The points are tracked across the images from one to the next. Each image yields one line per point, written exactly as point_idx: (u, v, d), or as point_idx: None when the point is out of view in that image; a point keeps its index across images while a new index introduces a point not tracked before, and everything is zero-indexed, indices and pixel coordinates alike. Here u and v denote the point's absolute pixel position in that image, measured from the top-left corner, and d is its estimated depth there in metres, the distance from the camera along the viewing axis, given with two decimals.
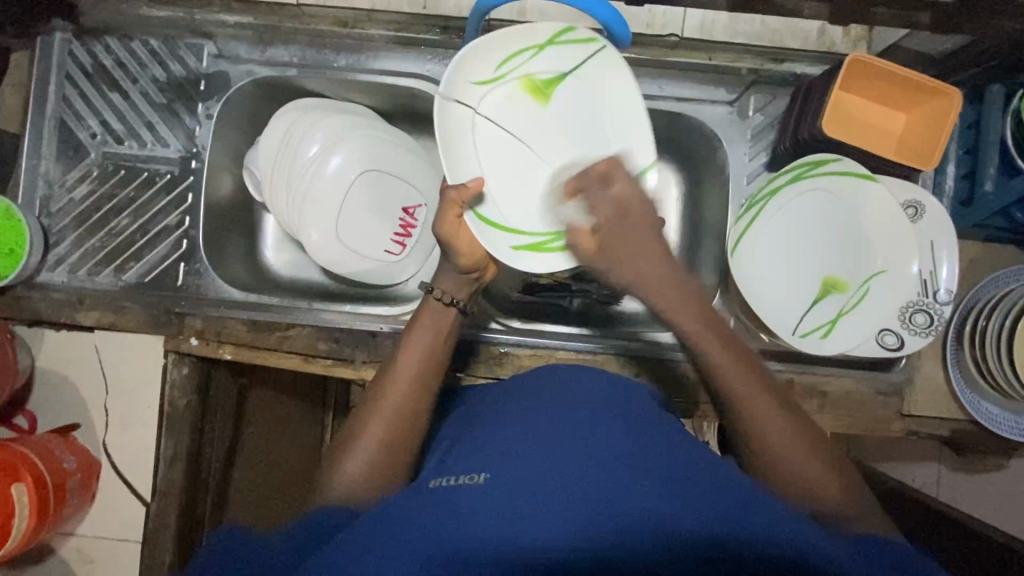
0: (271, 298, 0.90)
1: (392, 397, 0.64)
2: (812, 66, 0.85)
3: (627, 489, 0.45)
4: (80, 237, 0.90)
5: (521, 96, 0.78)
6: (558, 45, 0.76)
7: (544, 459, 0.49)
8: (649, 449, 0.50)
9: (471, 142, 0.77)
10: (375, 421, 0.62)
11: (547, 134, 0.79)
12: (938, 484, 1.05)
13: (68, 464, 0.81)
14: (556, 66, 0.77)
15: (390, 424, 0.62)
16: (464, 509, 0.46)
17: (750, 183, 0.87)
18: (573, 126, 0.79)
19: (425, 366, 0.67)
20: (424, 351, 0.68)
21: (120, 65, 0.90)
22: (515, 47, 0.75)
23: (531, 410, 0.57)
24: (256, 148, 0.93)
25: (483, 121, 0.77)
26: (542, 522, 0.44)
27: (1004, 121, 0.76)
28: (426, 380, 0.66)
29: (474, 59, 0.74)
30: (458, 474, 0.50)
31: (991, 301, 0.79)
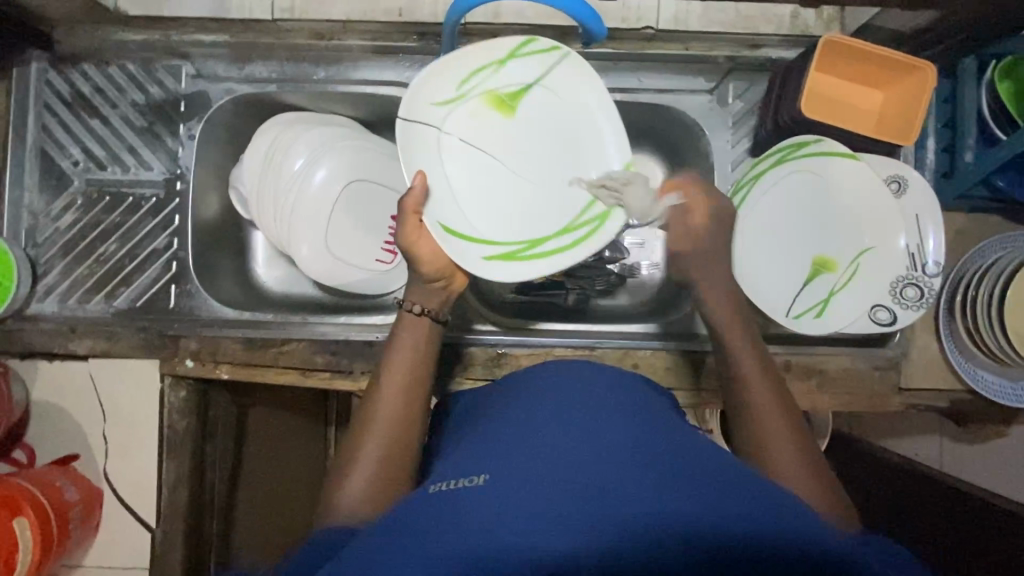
0: (264, 314, 0.90)
1: (384, 410, 0.64)
2: (788, 50, 0.85)
3: (629, 483, 0.45)
4: (68, 266, 0.90)
5: (485, 111, 0.80)
6: (519, 59, 0.79)
7: (546, 457, 0.49)
8: (645, 445, 0.49)
9: (429, 157, 0.78)
10: (372, 437, 0.62)
11: (509, 143, 0.81)
12: (942, 456, 1.06)
13: (69, 495, 0.80)
14: (516, 79, 0.80)
15: (387, 439, 0.62)
16: (466, 508, 0.46)
17: (735, 170, 0.88)
18: (540, 131, 0.81)
19: (411, 381, 0.67)
20: (408, 364, 0.68)
21: (99, 92, 0.90)
22: (473, 66, 0.78)
23: (530, 409, 0.57)
24: (241, 166, 0.93)
25: (449, 139, 0.79)
26: (544, 519, 0.43)
27: (980, 91, 0.77)
28: (413, 394, 0.66)
29: (434, 80, 0.76)
30: (459, 476, 0.50)
31: (978, 270, 0.80)
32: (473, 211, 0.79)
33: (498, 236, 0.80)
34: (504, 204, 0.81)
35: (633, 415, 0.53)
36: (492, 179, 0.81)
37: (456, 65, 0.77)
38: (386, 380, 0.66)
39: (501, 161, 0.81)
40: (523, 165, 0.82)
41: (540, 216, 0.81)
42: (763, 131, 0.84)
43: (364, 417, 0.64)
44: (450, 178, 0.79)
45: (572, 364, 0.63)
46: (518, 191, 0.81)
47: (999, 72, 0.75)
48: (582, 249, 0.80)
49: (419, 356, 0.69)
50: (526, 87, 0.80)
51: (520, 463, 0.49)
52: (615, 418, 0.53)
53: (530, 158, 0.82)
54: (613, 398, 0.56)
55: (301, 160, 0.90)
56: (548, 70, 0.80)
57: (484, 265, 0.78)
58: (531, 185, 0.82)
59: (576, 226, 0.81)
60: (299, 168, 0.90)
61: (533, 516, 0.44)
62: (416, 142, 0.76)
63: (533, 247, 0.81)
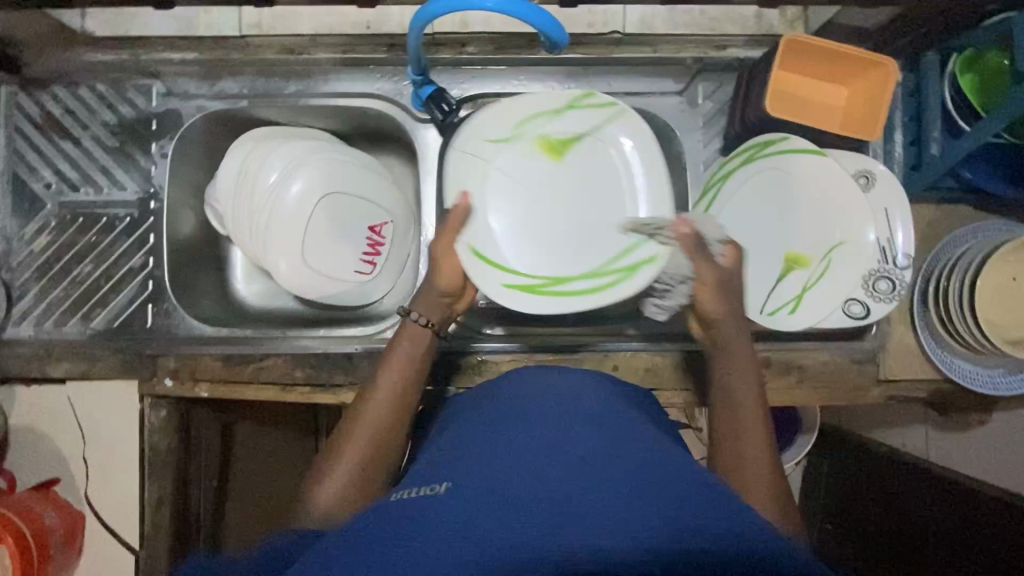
0: (242, 330, 0.90)
1: (370, 416, 0.65)
2: (754, 49, 0.86)
3: (592, 490, 0.45)
4: (43, 289, 0.89)
5: (535, 154, 0.79)
6: (579, 109, 0.79)
7: (510, 464, 0.48)
8: (609, 452, 0.49)
9: (470, 186, 0.79)
10: (354, 442, 0.63)
11: (556, 189, 0.79)
12: (927, 445, 1.06)
13: (50, 520, 0.79)
14: (569, 130, 0.80)
15: (369, 445, 0.63)
16: (424, 516, 0.45)
17: (707, 170, 0.88)
18: (588, 181, 0.80)
19: (401, 390, 0.68)
20: (400, 371, 0.69)
21: (69, 113, 0.90)
22: (531, 111, 0.79)
23: (501, 414, 0.56)
24: (216, 182, 0.93)
25: (493, 176, 0.79)
26: (500, 529, 0.43)
27: (944, 85, 0.78)
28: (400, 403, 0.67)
29: (490, 119, 0.79)
30: (423, 484, 0.49)
31: (950, 260, 0.80)
32: (506, 244, 0.78)
33: (525, 267, 0.78)
34: (540, 245, 0.79)
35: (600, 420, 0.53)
36: (533, 218, 0.79)
37: (513, 108, 0.79)
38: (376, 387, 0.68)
39: (546, 201, 0.79)
40: (568, 209, 0.80)
41: (577, 253, 0.79)
42: (733, 130, 0.84)
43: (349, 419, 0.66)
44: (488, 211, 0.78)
45: (549, 369, 0.62)
46: (558, 239, 0.79)
47: (960, 64, 0.76)
48: (603, 296, 0.77)
49: (415, 366, 0.69)
50: (580, 137, 0.79)
51: (485, 470, 0.48)
52: (581, 424, 0.52)
53: (574, 206, 0.80)
54: (585, 403, 0.55)
55: (276, 175, 0.90)
56: (606, 122, 0.79)
57: (501, 292, 0.76)
58: (573, 234, 0.79)
59: (604, 272, 0.78)
60: (275, 183, 0.90)
61: (490, 528, 0.43)
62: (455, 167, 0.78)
63: (557, 283, 0.78)
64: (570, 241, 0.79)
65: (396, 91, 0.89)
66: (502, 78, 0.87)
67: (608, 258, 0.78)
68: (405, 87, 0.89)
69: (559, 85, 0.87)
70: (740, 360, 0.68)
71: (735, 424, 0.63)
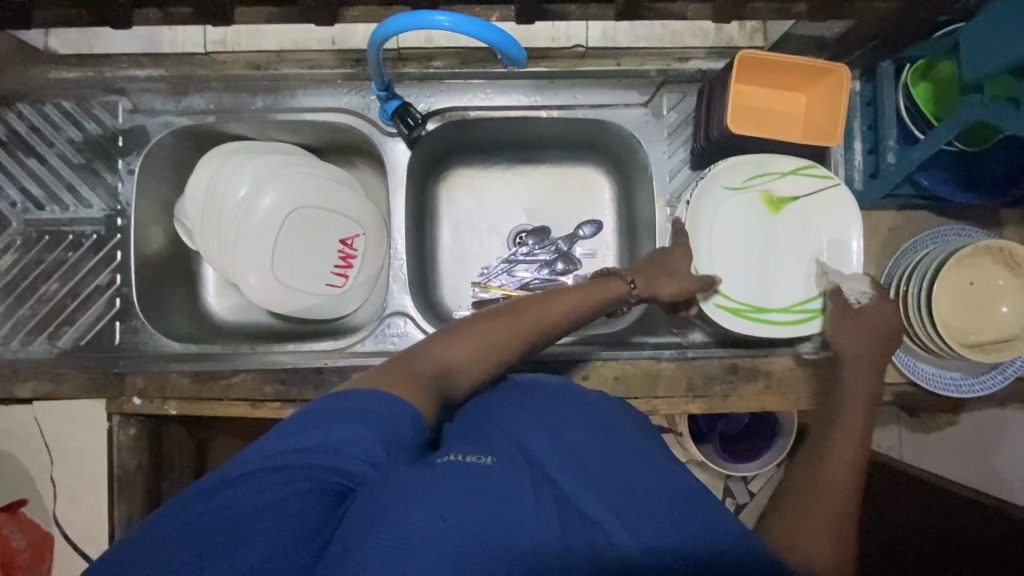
0: (210, 347, 0.89)
1: (542, 316, 0.64)
2: (716, 60, 0.88)
3: (619, 486, 0.45)
4: (9, 308, 0.88)
5: (758, 207, 0.81)
6: (801, 177, 0.80)
7: (550, 448, 0.47)
8: (636, 455, 0.49)
9: (699, 220, 0.80)
10: (516, 327, 0.62)
11: (770, 236, 0.81)
12: (900, 447, 1.07)
13: (16, 542, 0.82)
14: (797, 187, 0.81)
15: (521, 335, 0.62)
16: (472, 485, 0.43)
17: (673, 180, 0.89)
18: (795, 240, 0.81)
19: (568, 313, 0.67)
20: (583, 298, 0.68)
21: (35, 131, 0.89)
22: (763, 167, 0.80)
23: (538, 402, 0.54)
24: (185, 197, 0.93)
25: (720, 221, 0.81)
26: (545, 513, 0.42)
27: (897, 94, 0.79)
28: (562, 321, 0.66)
29: (727, 169, 0.80)
30: (466, 452, 0.46)
31: (910, 268, 0.82)
32: (720, 267, 0.80)
33: (728, 285, 0.80)
34: (744, 283, 0.80)
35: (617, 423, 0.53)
36: (740, 254, 0.81)
37: (750, 164, 0.80)
38: (557, 297, 0.67)
39: (761, 244, 0.81)
40: (777, 253, 0.81)
41: (775, 286, 0.80)
42: (697, 142, 0.86)
43: (509, 309, 0.64)
44: (712, 249, 0.80)
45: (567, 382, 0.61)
46: (758, 285, 0.80)
47: (914, 75, 0.77)
48: (789, 330, 0.80)
49: (596, 302, 0.69)
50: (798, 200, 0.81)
51: (529, 451, 0.47)
52: (611, 427, 0.52)
53: (776, 260, 0.81)
54: (611, 411, 0.55)
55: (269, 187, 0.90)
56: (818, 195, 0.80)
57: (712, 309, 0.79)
58: (773, 286, 0.81)
59: (797, 309, 0.80)
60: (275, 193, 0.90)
61: (534, 511, 0.42)
62: (695, 209, 0.79)
63: (754, 313, 0.80)
64: (765, 291, 0.80)
65: (365, 105, 0.90)
66: (468, 91, 0.88)
67: (799, 298, 0.80)
68: (372, 101, 0.90)
69: (526, 98, 0.88)
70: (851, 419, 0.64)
71: (828, 454, 0.61)
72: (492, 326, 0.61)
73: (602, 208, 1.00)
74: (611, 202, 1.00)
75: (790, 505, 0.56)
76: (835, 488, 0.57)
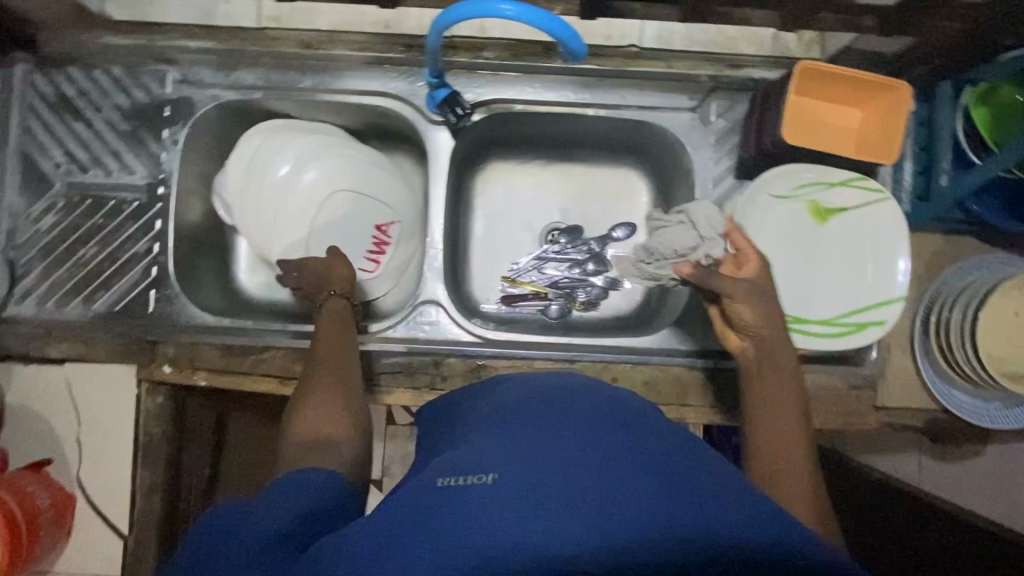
0: (243, 320, 0.89)
1: (332, 354, 0.76)
2: (770, 70, 0.87)
3: (628, 488, 0.45)
4: (47, 269, 0.89)
5: (803, 216, 0.80)
6: (850, 188, 0.79)
7: (552, 458, 0.48)
8: (644, 447, 0.49)
9: (740, 230, 0.79)
10: (319, 379, 0.73)
11: (813, 247, 0.80)
12: (920, 473, 1.06)
13: (40, 501, 0.79)
14: (844, 199, 0.80)
15: (335, 372, 0.73)
16: (474, 509, 0.44)
17: (717, 188, 0.88)
18: (841, 251, 0.80)
19: (339, 338, 0.78)
20: (334, 323, 0.80)
21: (83, 95, 0.90)
22: (812, 176, 0.80)
23: (541, 412, 0.55)
24: (224, 171, 0.93)
25: (761, 232, 0.80)
26: (554, 525, 0.43)
27: (955, 117, 0.77)
28: (344, 347, 0.77)
29: (775, 176, 0.80)
30: (465, 472, 0.48)
31: (955, 292, 0.80)
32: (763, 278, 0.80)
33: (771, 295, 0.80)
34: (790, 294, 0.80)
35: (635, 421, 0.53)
36: (781, 266, 0.80)
37: (798, 172, 0.80)
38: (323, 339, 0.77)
39: (801, 253, 0.80)
40: (823, 266, 0.80)
41: (819, 297, 0.79)
42: (746, 151, 0.85)
43: (313, 375, 0.73)
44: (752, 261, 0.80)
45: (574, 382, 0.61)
46: (803, 298, 0.80)
47: (973, 98, 0.76)
48: (836, 343, 0.78)
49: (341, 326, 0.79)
50: (846, 211, 0.79)
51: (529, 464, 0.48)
52: (615, 425, 0.52)
53: (820, 272, 0.80)
54: (612, 409, 0.54)
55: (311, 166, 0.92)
56: (867, 207, 0.79)
57: None
58: (817, 298, 0.79)
59: (839, 320, 0.79)
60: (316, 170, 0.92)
61: (544, 526, 0.43)
62: (738, 215, 0.79)
63: (796, 323, 0.79)
64: (810, 303, 0.79)
65: (412, 92, 0.89)
66: (516, 84, 0.88)
67: (845, 308, 0.79)
68: (419, 87, 0.89)
69: (573, 95, 0.88)
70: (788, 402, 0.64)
71: (771, 435, 0.62)
72: (317, 385, 0.72)
73: (638, 212, 0.99)
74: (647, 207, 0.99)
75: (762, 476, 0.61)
76: (795, 457, 0.61)
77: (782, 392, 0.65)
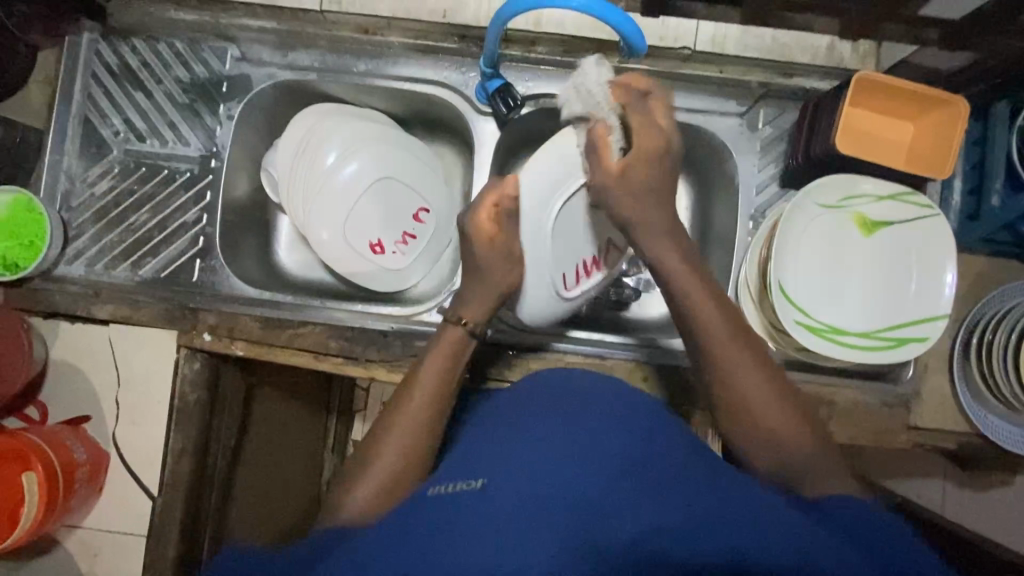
0: (284, 296, 0.92)
1: (415, 405, 0.66)
2: (821, 81, 0.87)
3: (609, 487, 0.48)
4: (99, 232, 0.92)
5: (848, 227, 0.80)
6: (899, 202, 0.78)
7: (541, 467, 0.50)
8: (637, 451, 0.52)
9: (781, 242, 0.78)
10: (396, 433, 0.63)
11: (855, 259, 0.80)
12: (943, 501, 1.04)
13: (78, 454, 0.81)
14: (893, 213, 0.79)
15: (413, 432, 0.64)
16: (467, 512, 0.47)
17: (759, 195, 0.88)
18: (883, 266, 0.80)
19: (439, 389, 0.68)
20: (438, 370, 0.69)
21: (145, 66, 0.93)
22: (862, 186, 0.79)
23: (536, 420, 0.57)
24: (274, 149, 0.95)
25: (804, 243, 0.79)
26: (544, 526, 0.45)
27: (1010, 138, 0.77)
28: (438, 402, 0.67)
29: (824, 187, 0.78)
30: (457, 480, 0.52)
31: (996, 315, 0.79)
32: (800, 287, 0.79)
33: (810, 305, 0.79)
34: (827, 304, 0.79)
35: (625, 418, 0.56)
36: (821, 278, 0.80)
37: (846, 182, 0.79)
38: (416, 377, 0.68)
39: (842, 269, 0.80)
40: (863, 281, 0.80)
41: (858, 312, 0.79)
42: (793, 159, 0.84)
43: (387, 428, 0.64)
44: (791, 270, 0.79)
45: (572, 374, 0.64)
46: (840, 311, 0.79)
47: None
48: (879, 356, 0.77)
49: (448, 366, 0.70)
50: (894, 227, 0.79)
51: (520, 471, 0.50)
52: (610, 430, 0.54)
53: (860, 286, 0.80)
54: (610, 410, 0.57)
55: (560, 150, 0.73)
56: (914, 223, 0.78)
57: (795, 327, 0.78)
58: (856, 313, 0.79)
59: (877, 335, 0.78)
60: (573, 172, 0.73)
61: (537, 527, 0.45)
62: (786, 221, 0.78)
63: (835, 335, 0.79)
64: (850, 317, 0.79)
65: (463, 82, 0.91)
66: (567, 80, 0.88)
67: (885, 324, 0.78)
68: (471, 78, 0.91)
69: None
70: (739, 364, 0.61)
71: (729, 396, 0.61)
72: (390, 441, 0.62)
73: (678, 216, 0.97)
74: (687, 212, 0.97)
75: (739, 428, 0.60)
76: (752, 384, 0.60)
77: (721, 359, 0.62)
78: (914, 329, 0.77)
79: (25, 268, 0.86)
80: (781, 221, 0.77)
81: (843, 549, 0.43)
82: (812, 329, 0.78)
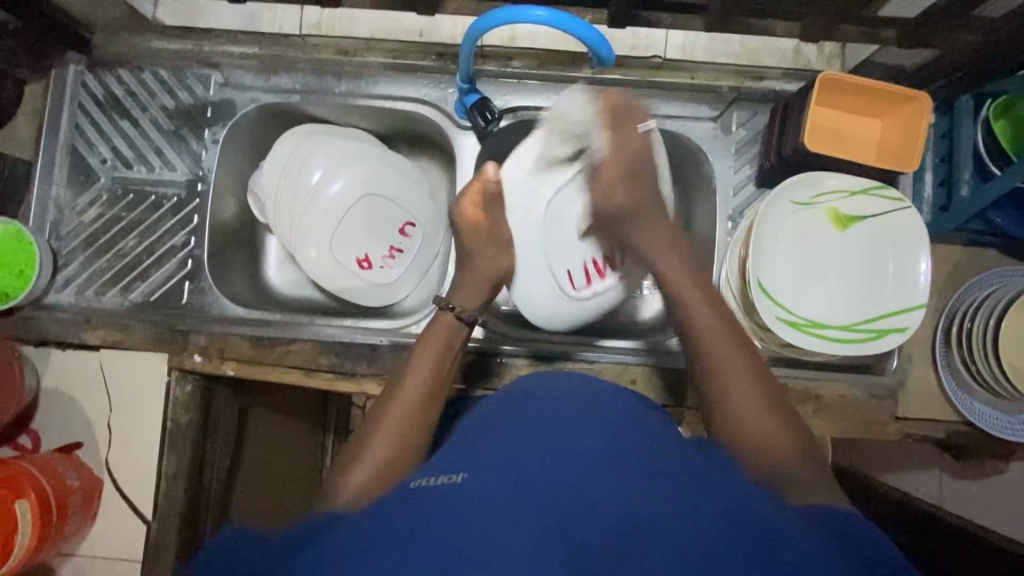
0: (273, 314, 0.93)
1: (400, 406, 0.66)
2: (789, 83, 0.89)
3: (585, 478, 0.48)
4: (88, 259, 0.93)
5: (823, 224, 0.82)
6: (873, 195, 0.80)
7: (518, 461, 0.50)
8: (621, 446, 0.52)
9: (761, 235, 0.79)
10: (381, 433, 0.62)
11: (833, 256, 0.82)
12: (941, 492, 1.04)
13: (70, 481, 0.81)
14: (867, 206, 0.81)
15: (399, 433, 0.63)
16: (443, 505, 0.47)
17: (736, 195, 0.90)
18: (861, 259, 0.81)
19: (430, 382, 0.69)
20: (431, 363, 0.70)
21: (131, 95, 0.94)
22: (834, 182, 0.80)
23: (519, 416, 0.58)
24: (260, 171, 0.97)
25: (781, 240, 0.81)
26: (518, 514, 0.45)
27: (976, 129, 0.79)
28: (432, 394, 0.68)
29: (798, 184, 0.80)
30: (438, 474, 0.52)
31: (975, 303, 0.81)
32: (781, 282, 0.80)
33: (790, 301, 0.80)
34: (806, 299, 0.81)
35: (611, 420, 0.56)
36: (799, 273, 0.81)
37: (818, 179, 0.80)
38: (409, 372, 0.70)
39: (821, 264, 0.81)
40: (838, 275, 0.81)
41: (837, 306, 0.81)
42: (766, 159, 0.86)
43: (371, 432, 0.64)
44: (772, 267, 0.80)
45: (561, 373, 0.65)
46: (818, 304, 0.81)
47: (994, 110, 0.77)
48: (857, 349, 0.79)
49: (442, 354, 0.71)
50: (870, 220, 0.81)
51: (498, 466, 0.50)
52: (592, 426, 0.55)
53: (838, 282, 0.81)
54: (592, 406, 0.58)
55: (551, 147, 0.81)
56: (889, 214, 0.80)
57: (776, 323, 0.79)
58: (837, 306, 0.80)
59: (858, 326, 0.80)
60: (567, 165, 0.83)
61: (512, 518, 0.45)
62: (762, 218, 0.79)
63: (815, 328, 0.80)
64: (829, 311, 0.80)
65: (443, 98, 0.93)
66: (543, 94, 0.91)
67: (864, 316, 0.80)
68: (450, 94, 0.93)
69: None
70: (728, 367, 0.65)
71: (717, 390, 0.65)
72: (375, 443, 0.61)
73: None
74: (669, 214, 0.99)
75: (723, 430, 0.62)
76: (743, 391, 0.64)
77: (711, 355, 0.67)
78: (896, 318, 0.79)
79: (15, 296, 0.87)
80: (756, 218, 0.79)
81: (818, 554, 0.45)
82: (795, 321, 0.80)
